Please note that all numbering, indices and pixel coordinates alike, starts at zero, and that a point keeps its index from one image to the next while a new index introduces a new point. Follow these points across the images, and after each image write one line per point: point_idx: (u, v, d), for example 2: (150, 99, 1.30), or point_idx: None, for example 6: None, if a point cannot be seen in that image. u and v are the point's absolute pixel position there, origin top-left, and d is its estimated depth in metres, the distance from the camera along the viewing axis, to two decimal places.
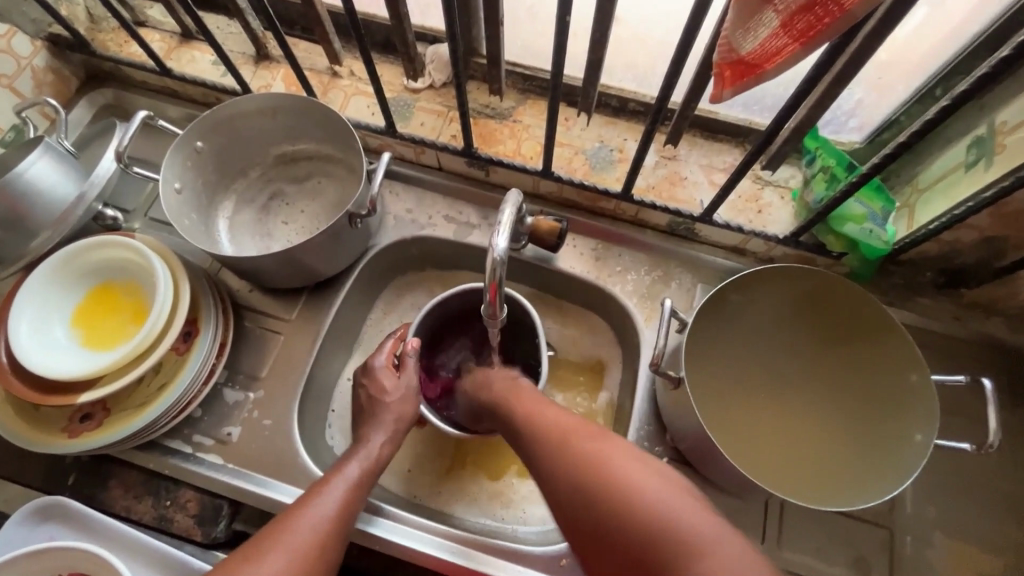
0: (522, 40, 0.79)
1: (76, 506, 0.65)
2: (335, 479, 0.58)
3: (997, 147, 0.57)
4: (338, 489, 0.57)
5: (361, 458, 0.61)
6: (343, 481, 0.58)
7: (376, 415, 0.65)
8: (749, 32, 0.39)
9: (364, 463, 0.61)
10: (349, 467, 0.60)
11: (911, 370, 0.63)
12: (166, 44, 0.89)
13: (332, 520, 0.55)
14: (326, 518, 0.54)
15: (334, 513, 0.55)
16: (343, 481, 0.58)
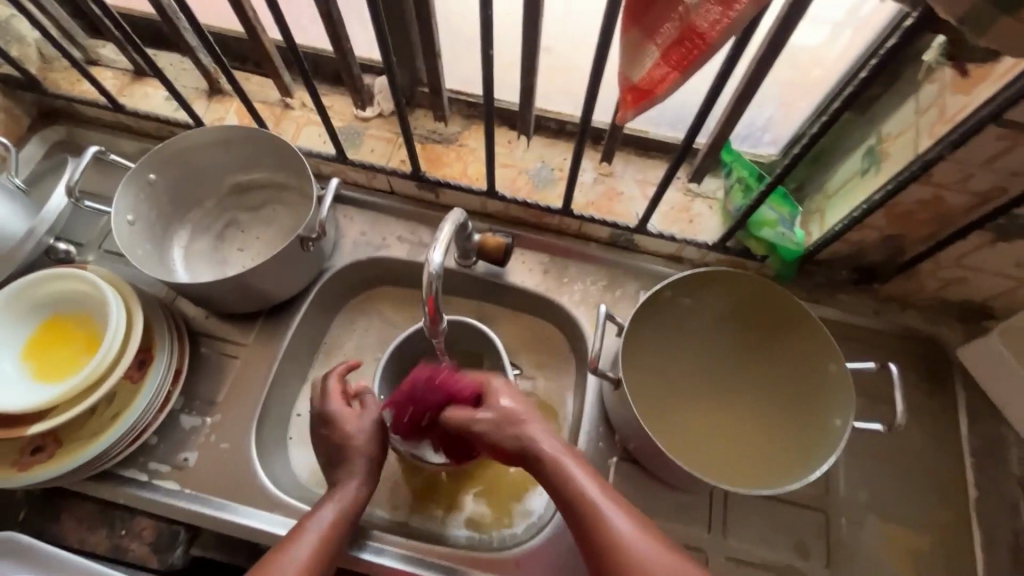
0: (462, 71, 0.84)
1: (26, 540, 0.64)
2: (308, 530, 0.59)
3: (882, 155, 0.64)
4: (311, 534, 0.59)
5: (342, 500, 0.62)
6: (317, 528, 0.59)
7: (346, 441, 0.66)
8: (637, 63, 0.44)
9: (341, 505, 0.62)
10: (324, 513, 0.61)
11: (829, 360, 0.70)
12: (119, 82, 0.91)
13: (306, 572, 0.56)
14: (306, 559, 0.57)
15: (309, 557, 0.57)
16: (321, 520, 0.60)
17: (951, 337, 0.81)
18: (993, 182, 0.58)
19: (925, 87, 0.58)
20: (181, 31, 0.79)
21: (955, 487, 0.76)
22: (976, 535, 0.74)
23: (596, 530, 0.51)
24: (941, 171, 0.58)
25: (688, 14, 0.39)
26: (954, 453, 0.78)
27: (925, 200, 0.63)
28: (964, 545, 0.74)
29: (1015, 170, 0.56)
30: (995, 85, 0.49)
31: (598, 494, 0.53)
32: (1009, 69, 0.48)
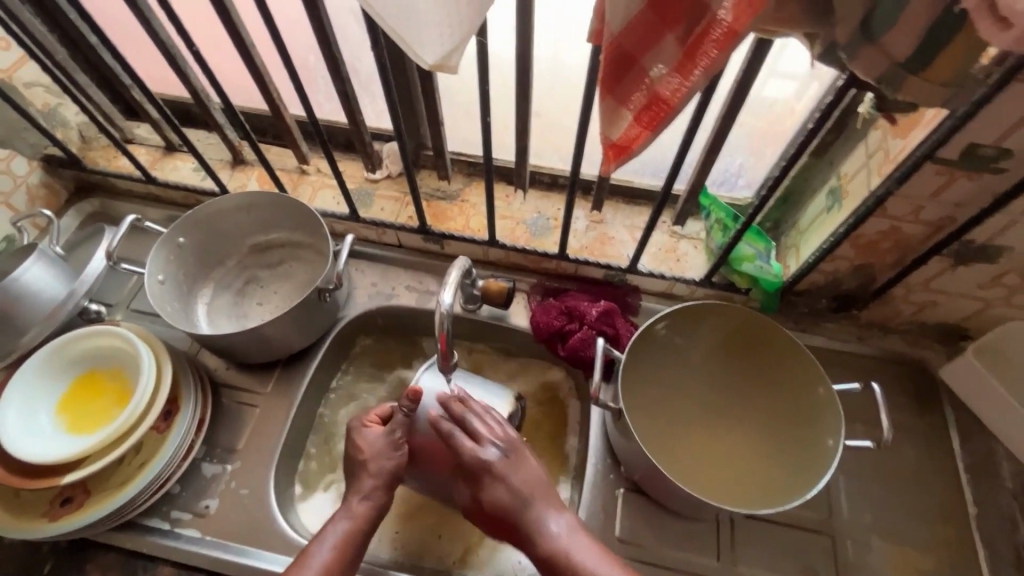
0: (463, 135, 0.93)
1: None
2: (332, 531, 0.62)
3: (843, 193, 0.71)
4: (336, 533, 0.62)
5: (355, 513, 0.64)
6: (337, 531, 0.62)
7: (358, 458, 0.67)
8: (614, 124, 0.50)
9: (353, 518, 0.63)
10: (336, 530, 0.62)
11: (818, 384, 0.75)
12: (151, 157, 1.00)
13: (331, 566, 0.60)
14: (325, 567, 0.59)
15: (331, 558, 0.60)
16: (342, 531, 0.62)
17: (935, 359, 0.85)
18: (942, 213, 0.65)
19: (870, 134, 0.66)
20: (211, 112, 0.88)
21: (955, 505, 0.78)
22: (980, 553, 0.75)
23: None
24: (893, 205, 0.66)
25: (653, 85, 0.47)
26: (949, 472, 0.80)
27: (884, 230, 0.70)
28: (970, 562, 0.75)
29: (958, 202, 0.63)
30: (924, 130, 0.56)
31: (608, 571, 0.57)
32: (933, 117, 0.55)
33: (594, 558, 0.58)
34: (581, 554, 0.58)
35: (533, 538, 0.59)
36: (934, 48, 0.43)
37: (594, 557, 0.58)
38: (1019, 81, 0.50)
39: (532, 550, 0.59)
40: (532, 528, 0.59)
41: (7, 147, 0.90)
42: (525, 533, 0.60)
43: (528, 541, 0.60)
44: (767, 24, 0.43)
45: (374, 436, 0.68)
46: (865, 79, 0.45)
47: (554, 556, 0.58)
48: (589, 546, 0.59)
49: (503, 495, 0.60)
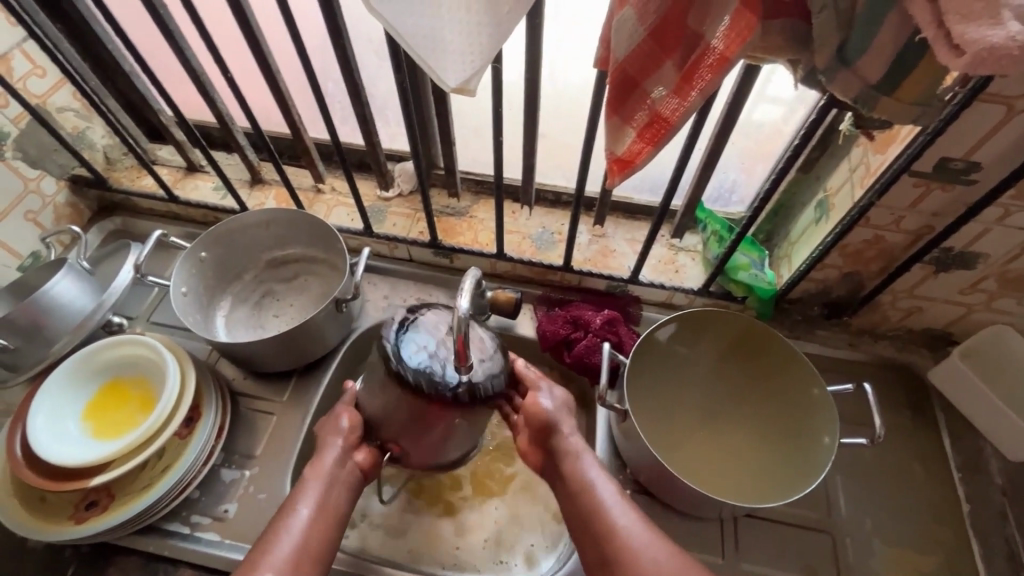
0: (472, 155, 0.98)
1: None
2: (302, 498, 0.64)
3: (830, 206, 0.76)
4: (307, 502, 0.63)
5: (323, 480, 0.65)
6: (308, 502, 0.63)
7: (329, 428, 0.70)
8: (619, 141, 0.56)
9: (324, 484, 0.65)
10: (313, 490, 0.64)
11: (813, 386, 0.79)
12: (173, 176, 1.05)
13: (303, 537, 0.61)
14: (306, 527, 0.61)
15: (311, 515, 0.63)
16: (316, 495, 0.64)
17: (923, 363, 0.89)
18: (921, 222, 0.70)
19: (852, 150, 0.72)
20: (235, 134, 0.93)
21: (948, 503, 0.81)
22: (976, 549, 0.78)
23: (596, 502, 0.61)
24: (876, 215, 0.71)
25: (655, 105, 0.52)
26: (942, 471, 0.84)
27: (868, 239, 0.75)
28: (965, 559, 0.77)
29: (935, 211, 0.68)
30: (900, 145, 0.62)
31: (609, 488, 0.63)
32: (908, 133, 0.61)
33: (602, 473, 0.64)
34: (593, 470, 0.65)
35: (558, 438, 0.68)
36: (902, 71, 0.48)
37: (603, 477, 0.64)
38: (981, 100, 0.55)
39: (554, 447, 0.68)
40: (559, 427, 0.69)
41: (39, 168, 0.94)
42: (553, 429, 0.68)
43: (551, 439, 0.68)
44: (755, 51, 0.49)
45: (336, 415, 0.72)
46: (842, 99, 0.50)
47: (571, 454, 0.66)
48: (596, 460, 0.66)
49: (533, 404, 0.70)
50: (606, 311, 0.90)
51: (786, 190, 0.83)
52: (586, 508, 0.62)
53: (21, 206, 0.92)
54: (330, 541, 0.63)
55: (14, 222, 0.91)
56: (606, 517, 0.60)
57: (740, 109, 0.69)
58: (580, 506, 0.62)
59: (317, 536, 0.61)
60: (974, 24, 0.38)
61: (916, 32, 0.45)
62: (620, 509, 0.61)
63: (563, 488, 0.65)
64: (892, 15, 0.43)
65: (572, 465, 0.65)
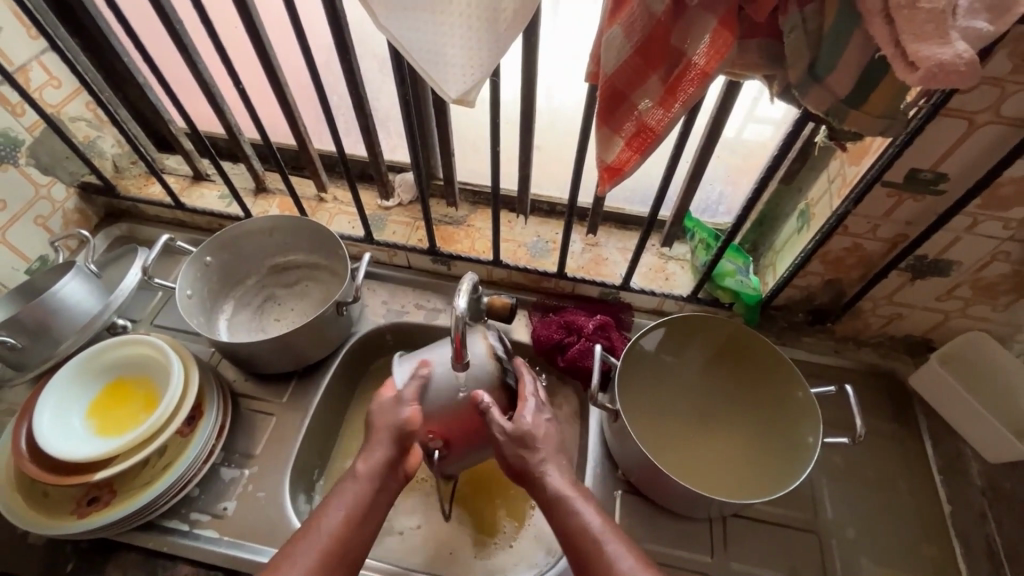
0: (470, 167, 1.02)
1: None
2: (335, 500, 0.62)
3: (811, 215, 0.80)
4: (342, 503, 0.61)
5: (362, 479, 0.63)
6: (342, 502, 0.61)
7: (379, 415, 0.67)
8: (609, 150, 0.59)
9: (361, 482, 0.63)
10: (348, 489, 0.63)
11: (797, 388, 0.81)
12: (180, 184, 1.08)
13: (334, 538, 0.59)
14: (339, 527, 0.60)
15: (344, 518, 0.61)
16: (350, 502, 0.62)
17: (905, 369, 0.92)
18: (897, 230, 0.74)
19: (830, 163, 0.76)
20: (242, 144, 0.97)
21: (930, 503, 0.84)
22: (957, 549, 0.80)
23: (590, 545, 0.57)
24: (854, 224, 0.75)
25: (641, 116, 0.56)
26: (923, 472, 0.86)
27: (847, 247, 0.78)
28: (946, 558, 0.80)
29: (908, 220, 0.72)
30: (873, 156, 0.66)
31: (603, 529, 0.58)
32: (879, 145, 0.65)
33: (594, 512, 0.60)
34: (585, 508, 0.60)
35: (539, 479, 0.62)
36: (868, 87, 0.52)
37: (595, 516, 0.60)
38: (945, 115, 0.60)
39: (537, 491, 0.63)
40: (536, 472, 0.63)
41: (50, 174, 0.97)
42: (534, 471, 0.63)
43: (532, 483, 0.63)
44: (733, 67, 0.53)
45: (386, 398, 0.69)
46: (815, 112, 0.54)
47: (558, 497, 0.61)
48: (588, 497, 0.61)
49: (509, 443, 0.63)
50: (600, 316, 0.93)
51: (770, 201, 0.87)
52: (582, 554, 0.57)
53: (32, 211, 0.95)
54: (364, 541, 0.62)
55: (24, 226, 0.94)
56: (602, 563, 0.56)
57: (723, 123, 0.73)
58: (575, 551, 0.58)
59: (350, 535, 0.60)
60: (927, 43, 0.42)
61: (878, 51, 0.50)
62: (617, 552, 0.56)
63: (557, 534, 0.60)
64: (856, 36, 0.48)
65: (563, 505, 0.60)
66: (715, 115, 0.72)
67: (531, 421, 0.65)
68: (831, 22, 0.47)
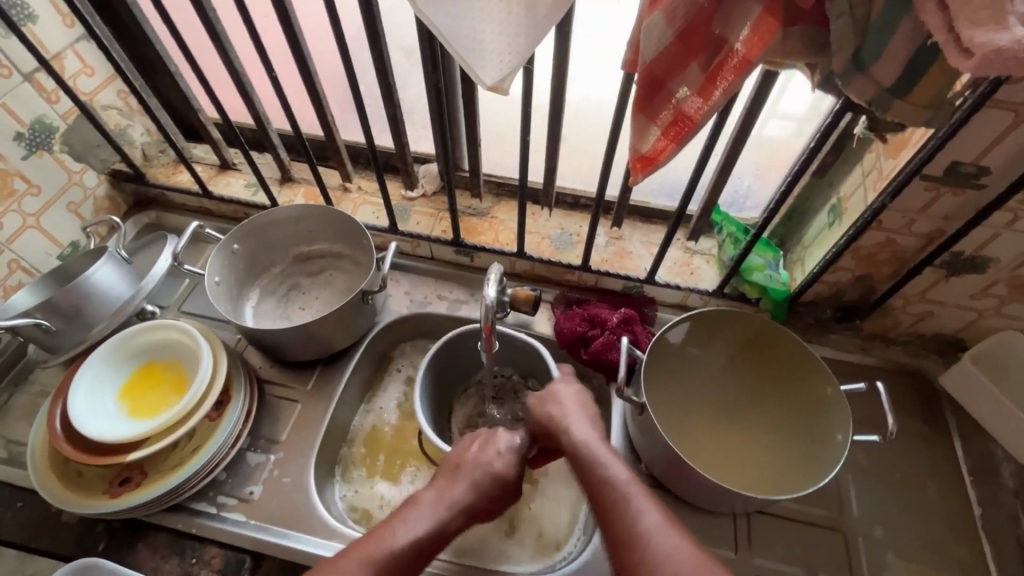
0: (495, 158, 1.02)
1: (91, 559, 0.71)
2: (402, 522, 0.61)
3: (843, 210, 0.78)
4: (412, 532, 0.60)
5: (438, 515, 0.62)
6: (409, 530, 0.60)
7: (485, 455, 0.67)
8: (644, 139, 0.59)
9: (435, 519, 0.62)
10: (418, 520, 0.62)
11: (826, 385, 0.80)
12: (207, 173, 1.09)
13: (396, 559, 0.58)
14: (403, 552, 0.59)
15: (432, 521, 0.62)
16: (436, 514, 0.62)
17: (935, 368, 0.91)
18: (933, 226, 0.73)
19: (865, 157, 0.75)
20: (269, 133, 0.97)
21: (959, 504, 0.82)
22: (988, 551, 0.79)
23: (614, 496, 0.58)
24: (889, 218, 0.73)
25: (679, 104, 0.55)
26: (953, 473, 0.85)
27: (880, 243, 0.77)
28: (976, 560, 0.78)
29: (946, 215, 0.71)
30: (912, 149, 0.65)
31: (627, 482, 0.59)
32: (919, 138, 0.64)
33: (621, 467, 0.60)
34: (608, 461, 0.61)
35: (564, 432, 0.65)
36: (913, 76, 0.51)
37: (620, 469, 0.60)
38: (990, 106, 0.58)
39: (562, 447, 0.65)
40: (562, 425, 0.66)
41: (82, 161, 0.99)
42: (560, 427, 0.66)
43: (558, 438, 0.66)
44: (775, 55, 0.52)
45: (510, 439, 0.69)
46: (857, 102, 0.53)
47: (581, 450, 0.63)
48: (613, 453, 0.63)
49: (546, 407, 0.68)
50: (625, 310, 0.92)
51: (799, 194, 0.86)
52: (601, 499, 0.58)
53: (65, 197, 0.96)
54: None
55: (57, 212, 0.95)
56: (620, 506, 0.57)
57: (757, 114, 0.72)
58: (596, 495, 0.59)
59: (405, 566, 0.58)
60: (983, 29, 0.41)
61: (927, 38, 0.48)
62: (635, 496, 0.57)
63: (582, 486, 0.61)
64: (905, 23, 0.47)
65: (590, 459, 0.62)
66: (749, 106, 0.71)
67: (559, 387, 0.71)
68: (880, 7, 0.46)
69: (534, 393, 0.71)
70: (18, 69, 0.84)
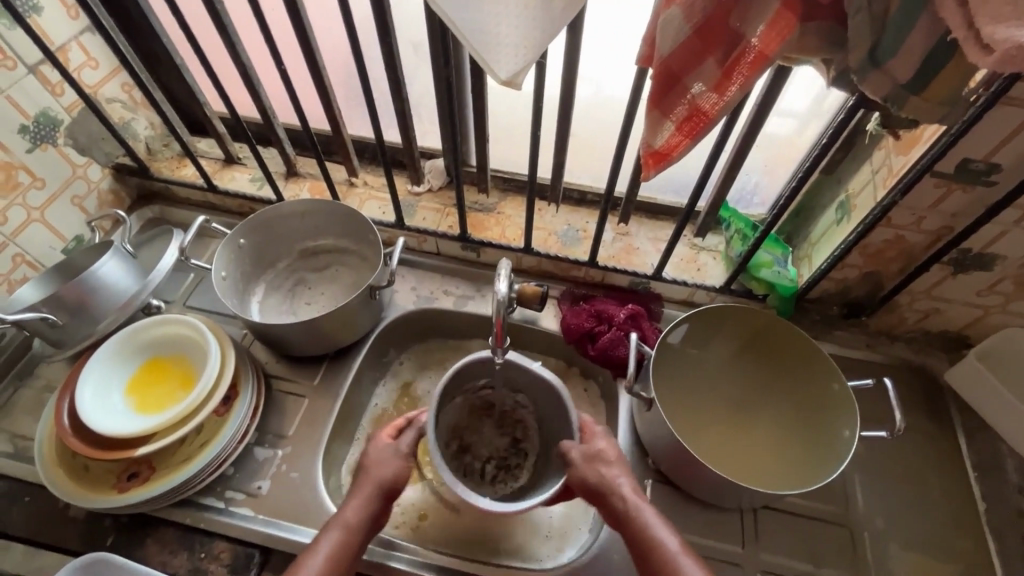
0: (502, 154, 1.02)
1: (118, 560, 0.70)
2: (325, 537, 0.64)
3: (852, 206, 0.79)
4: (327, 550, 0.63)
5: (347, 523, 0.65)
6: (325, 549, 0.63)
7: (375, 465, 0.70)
8: (657, 134, 0.59)
9: (341, 533, 0.64)
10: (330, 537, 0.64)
11: (833, 381, 0.81)
12: (212, 167, 1.09)
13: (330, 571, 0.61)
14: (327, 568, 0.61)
15: (332, 556, 0.63)
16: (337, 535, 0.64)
17: (938, 365, 0.91)
18: (941, 223, 0.73)
19: (875, 153, 0.75)
20: (275, 127, 0.97)
21: (962, 499, 0.83)
22: (991, 545, 0.80)
23: (663, 560, 0.61)
24: (898, 215, 0.74)
25: (694, 99, 0.55)
26: (957, 469, 0.85)
27: (889, 240, 0.77)
28: (979, 554, 0.79)
29: (955, 212, 0.71)
30: (924, 146, 0.65)
31: (679, 548, 0.62)
32: (931, 135, 0.64)
33: (672, 533, 0.63)
34: (657, 526, 0.64)
35: (610, 496, 0.66)
36: (930, 72, 0.51)
37: (669, 534, 0.63)
38: (1003, 104, 0.59)
39: (612, 509, 0.66)
40: (611, 487, 0.66)
41: (87, 155, 0.98)
42: (604, 488, 0.66)
43: (608, 500, 0.66)
44: (791, 52, 0.52)
45: (384, 447, 0.71)
46: (872, 98, 0.53)
47: (629, 513, 0.64)
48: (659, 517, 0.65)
49: (590, 467, 0.68)
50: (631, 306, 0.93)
51: (807, 191, 0.86)
52: (656, 569, 0.61)
53: (69, 191, 0.95)
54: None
55: (61, 206, 0.95)
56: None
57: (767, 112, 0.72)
58: (652, 566, 0.61)
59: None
60: (1003, 25, 0.41)
61: (945, 34, 0.48)
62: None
63: (632, 548, 0.64)
64: (922, 20, 0.47)
65: (642, 525, 0.63)
66: (759, 105, 0.71)
67: (604, 443, 0.70)
68: (898, 3, 0.46)
69: (580, 447, 0.70)
70: (23, 60, 0.84)
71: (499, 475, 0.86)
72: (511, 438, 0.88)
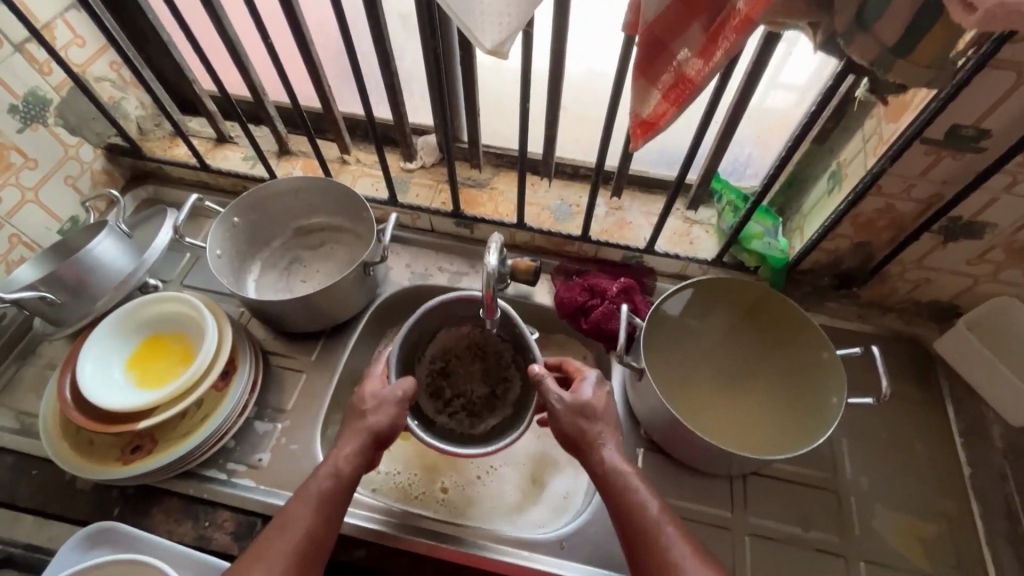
0: (493, 130, 1.01)
1: (124, 528, 0.74)
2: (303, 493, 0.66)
3: (843, 175, 0.78)
4: (306, 511, 0.65)
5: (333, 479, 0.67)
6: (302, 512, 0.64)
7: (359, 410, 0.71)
8: (644, 103, 0.59)
9: (317, 496, 0.66)
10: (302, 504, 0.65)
11: (822, 350, 0.82)
12: (205, 146, 1.09)
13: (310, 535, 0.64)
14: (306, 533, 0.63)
15: (309, 521, 0.64)
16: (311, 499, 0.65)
17: (928, 334, 0.92)
18: (932, 190, 0.73)
19: (867, 122, 0.74)
20: (266, 104, 0.96)
21: (948, 464, 0.85)
22: (975, 508, 0.81)
23: (640, 522, 0.64)
24: (888, 183, 0.73)
25: (680, 66, 0.54)
26: (945, 435, 0.87)
27: (880, 209, 0.77)
28: (963, 516, 0.81)
29: (945, 179, 0.71)
30: (913, 112, 0.64)
31: (660, 514, 0.64)
32: (920, 100, 0.63)
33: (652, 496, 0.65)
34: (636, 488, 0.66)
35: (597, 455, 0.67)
36: (918, 34, 0.51)
37: (649, 497, 0.65)
38: (993, 67, 0.58)
39: (592, 466, 0.68)
40: (594, 446, 0.68)
41: (78, 135, 0.98)
42: (592, 444, 0.68)
43: (590, 454, 0.68)
44: (777, 15, 0.50)
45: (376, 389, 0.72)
46: (859, 62, 0.53)
47: (612, 472, 0.66)
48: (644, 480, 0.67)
49: (570, 418, 0.69)
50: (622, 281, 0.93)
51: (799, 162, 0.86)
52: (631, 525, 0.64)
53: (62, 171, 0.96)
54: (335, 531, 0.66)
55: (55, 187, 0.95)
56: (660, 549, 0.62)
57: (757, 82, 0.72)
58: (625, 519, 0.64)
59: (314, 539, 0.64)
60: None
61: None
62: (673, 540, 0.63)
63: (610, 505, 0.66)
64: None
65: (622, 486, 0.65)
66: (747, 75, 0.71)
67: (591, 396, 0.70)
68: None
69: (563, 397, 0.69)
70: (9, 39, 0.83)
71: (461, 413, 0.90)
72: (492, 390, 0.90)
